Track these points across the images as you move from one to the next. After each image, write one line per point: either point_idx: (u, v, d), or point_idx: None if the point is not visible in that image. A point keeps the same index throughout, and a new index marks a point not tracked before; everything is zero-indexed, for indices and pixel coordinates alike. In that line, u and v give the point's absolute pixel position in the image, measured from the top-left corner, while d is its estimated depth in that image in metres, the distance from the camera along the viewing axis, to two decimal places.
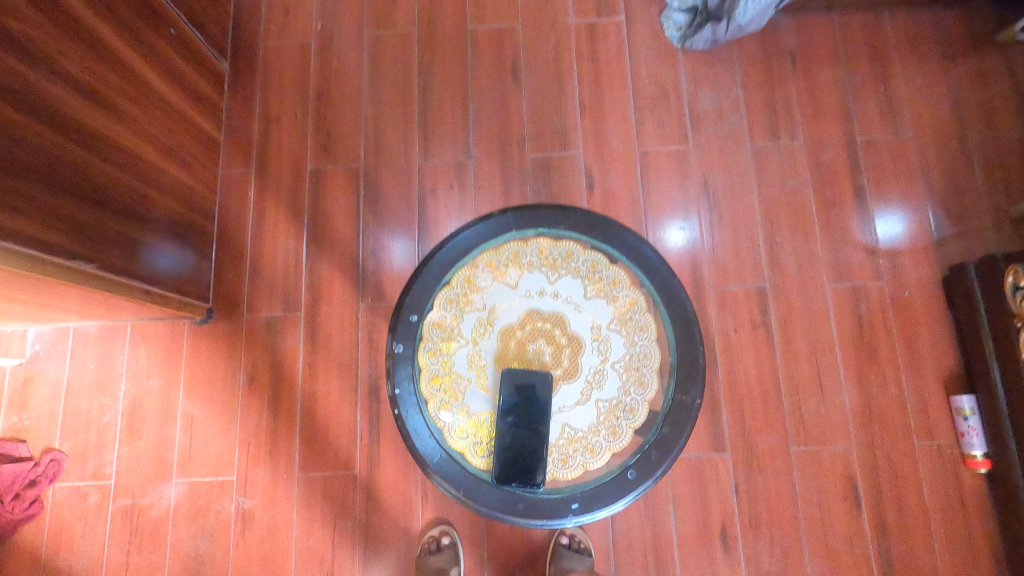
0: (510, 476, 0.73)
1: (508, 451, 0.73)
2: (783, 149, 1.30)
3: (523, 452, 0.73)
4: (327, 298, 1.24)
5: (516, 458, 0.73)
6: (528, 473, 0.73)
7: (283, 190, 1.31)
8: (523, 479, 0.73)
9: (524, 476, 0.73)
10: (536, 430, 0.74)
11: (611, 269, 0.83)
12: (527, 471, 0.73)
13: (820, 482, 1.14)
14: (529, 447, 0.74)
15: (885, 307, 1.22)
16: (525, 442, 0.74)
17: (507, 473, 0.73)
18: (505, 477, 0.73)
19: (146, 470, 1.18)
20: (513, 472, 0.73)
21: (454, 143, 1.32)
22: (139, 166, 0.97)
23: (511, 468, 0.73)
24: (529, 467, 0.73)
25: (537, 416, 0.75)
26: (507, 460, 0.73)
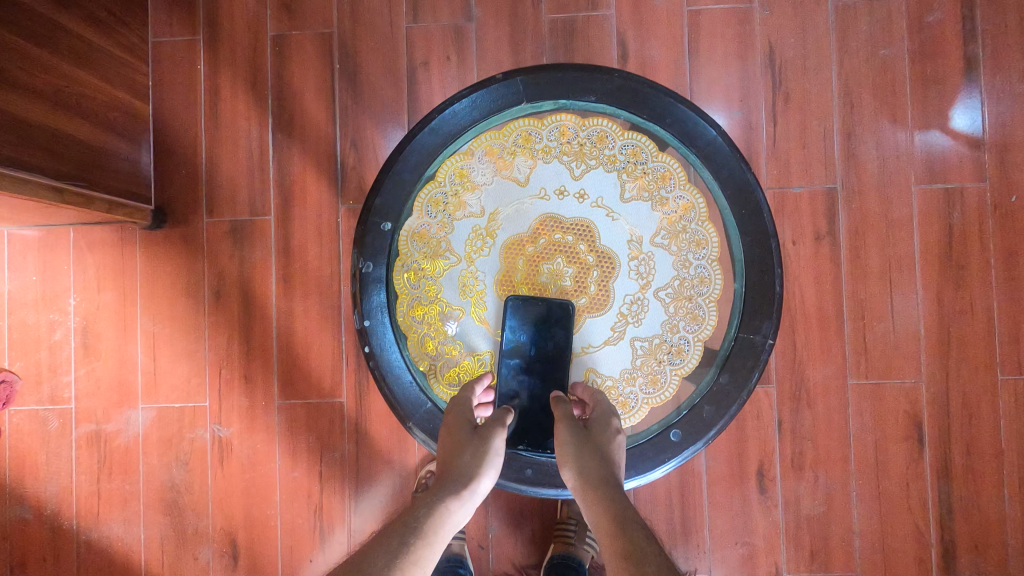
0: (515, 437, 0.62)
1: (513, 406, 0.62)
2: (876, 8, 1.00)
3: (532, 409, 0.62)
4: (300, 198, 1.03)
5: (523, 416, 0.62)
6: (536, 435, 0.62)
7: (239, 63, 1.05)
8: (530, 441, 0.62)
9: (531, 438, 0.62)
10: (549, 384, 0.62)
11: (659, 159, 0.62)
12: (536, 433, 0.62)
13: (879, 420, 0.97)
14: (539, 404, 0.62)
15: (984, 215, 0.98)
16: (535, 398, 0.62)
17: (511, 432, 0.62)
18: (509, 438, 0.62)
19: (108, 394, 1.03)
20: (519, 433, 0.62)
21: (450, 1, 1.03)
22: (28, 22, 0.75)
23: (517, 427, 0.62)
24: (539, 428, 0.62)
25: (551, 368, 0.62)
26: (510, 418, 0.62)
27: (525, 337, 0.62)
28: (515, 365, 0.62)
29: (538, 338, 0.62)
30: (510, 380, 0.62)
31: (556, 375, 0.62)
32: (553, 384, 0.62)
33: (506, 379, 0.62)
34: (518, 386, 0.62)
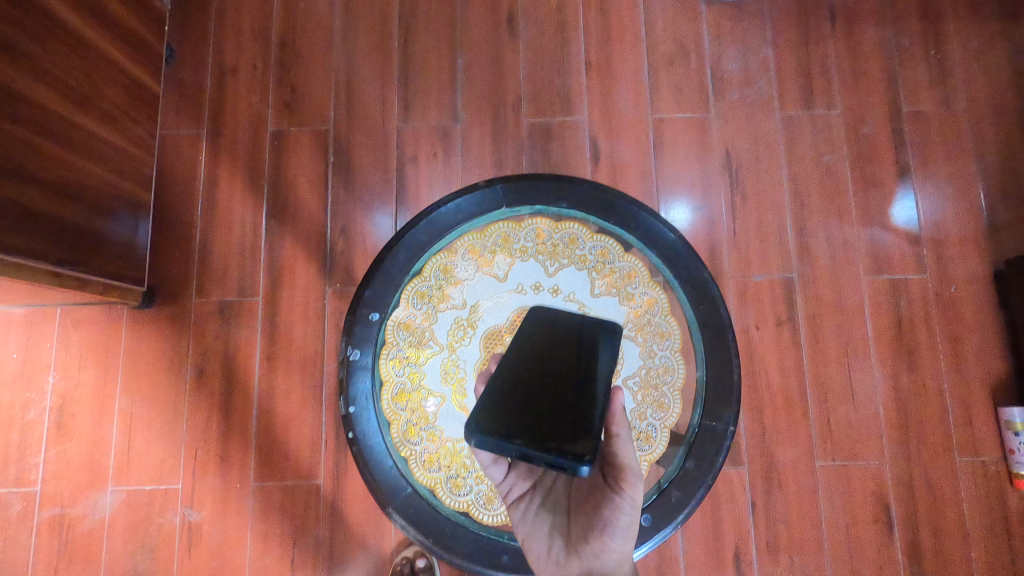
0: (515, 426, 0.51)
1: (520, 392, 0.54)
2: (818, 119, 1.13)
3: (554, 399, 0.53)
4: (289, 280, 1.08)
5: (539, 411, 0.52)
6: (554, 432, 0.51)
7: (239, 154, 1.13)
8: (541, 436, 0.51)
9: (546, 434, 0.51)
10: (584, 377, 0.55)
11: (624, 259, 0.69)
12: (553, 427, 0.51)
13: (849, 502, 0.99)
14: (563, 394, 0.53)
15: (928, 303, 1.06)
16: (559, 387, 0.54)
17: (512, 420, 0.52)
18: (509, 428, 0.51)
19: (77, 476, 1.01)
20: (525, 423, 0.52)
21: (439, 104, 1.14)
22: (44, 119, 0.81)
23: (523, 416, 0.52)
24: (558, 423, 0.52)
25: (587, 359, 0.56)
26: (518, 404, 0.53)
27: (552, 329, 0.58)
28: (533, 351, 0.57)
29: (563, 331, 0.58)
30: (529, 362, 0.56)
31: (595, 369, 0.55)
32: (588, 377, 0.55)
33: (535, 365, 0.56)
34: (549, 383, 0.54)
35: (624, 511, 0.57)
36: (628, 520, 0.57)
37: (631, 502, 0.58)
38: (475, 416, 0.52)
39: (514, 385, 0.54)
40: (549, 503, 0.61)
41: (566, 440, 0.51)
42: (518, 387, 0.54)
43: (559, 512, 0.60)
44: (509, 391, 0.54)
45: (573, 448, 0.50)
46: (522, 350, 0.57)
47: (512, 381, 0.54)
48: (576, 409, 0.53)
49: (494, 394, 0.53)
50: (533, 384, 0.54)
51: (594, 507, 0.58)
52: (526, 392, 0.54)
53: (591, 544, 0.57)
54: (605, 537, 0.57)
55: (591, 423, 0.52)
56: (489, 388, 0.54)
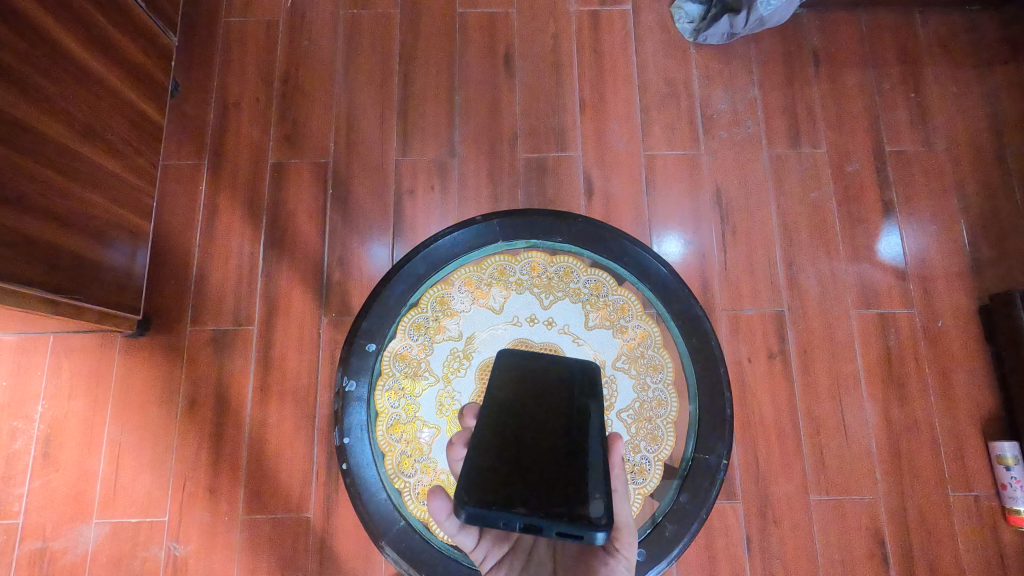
0: (515, 498, 0.51)
1: (508, 457, 0.54)
2: (804, 157, 1.17)
3: (549, 465, 0.54)
4: (285, 310, 1.08)
5: (536, 477, 0.53)
6: (558, 499, 0.52)
7: (240, 186, 1.15)
8: (544, 504, 0.51)
9: (550, 501, 0.51)
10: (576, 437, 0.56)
11: (618, 293, 0.70)
12: (557, 495, 0.52)
13: (844, 538, 0.99)
14: (557, 457, 0.54)
15: (916, 337, 1.08)
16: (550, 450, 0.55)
17: (511, 492, 0.52)
18: (509, 499, 0.51)
19: (61, 507, 0.99)
20: (524, 493, 0.52)
21: (437, 139, 1.17)
22: (48, 149, 0.82)
23: (520, 486, 0.52)
24: (560, 488, 0.52)
25: (575, 415, 0.57)
26: (512, 473, 0.53)
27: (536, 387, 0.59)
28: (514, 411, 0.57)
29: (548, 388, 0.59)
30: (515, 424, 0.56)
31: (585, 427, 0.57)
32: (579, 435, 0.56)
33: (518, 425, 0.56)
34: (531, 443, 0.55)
35: (618, 572, 0.55)
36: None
37: (626, 564, 0.55)
38: (468, 491, 0.52)
39: (503, 452, 0.55)
40: (532, 568, 0.58)
41: (572, 505, 0.51)
42: (507, 453, 0.54)
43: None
44: (500, 459, 0.54)
45: (583, 512, 0.51)
46: (501, 410, 0.57)
47: (496, 445, 0.55)
48: (575, 472, 0.54)
49: (480, 464, 0.54)
50: (525, 449, 0.55)
51: (583, 569, 0.56)
52: (517, 457, 0.54)
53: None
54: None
55: (583, 480, 0.53)
56: (477, 456, 0.54)
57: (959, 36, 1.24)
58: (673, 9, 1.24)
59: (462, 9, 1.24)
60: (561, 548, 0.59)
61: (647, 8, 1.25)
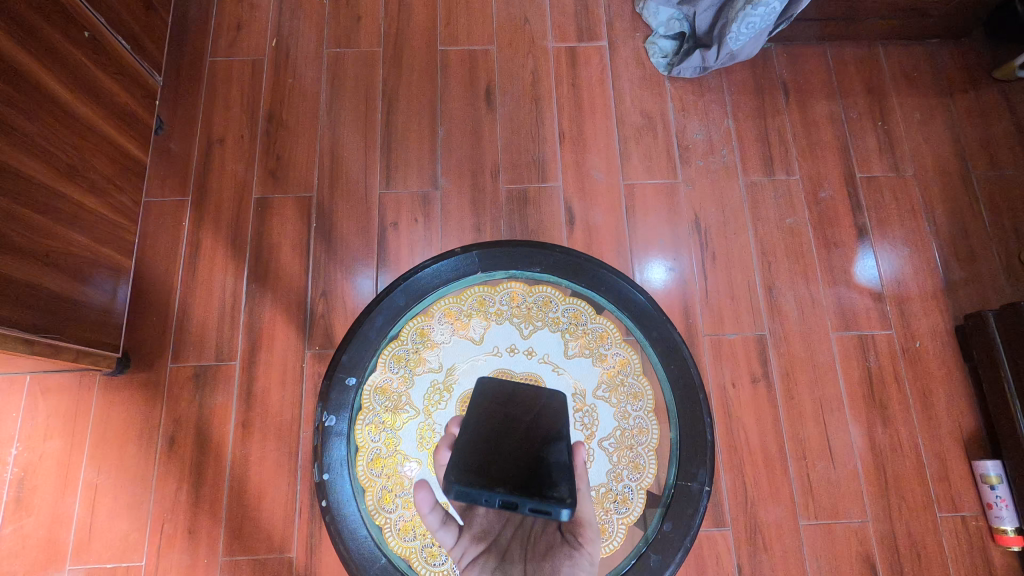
0: (495, 479, 0.54)
1: (490, 442, 0.56)
2: (779, 185, 1.20)
3: (525, 449, 0.56)
4: (268, 344, 1.08)
5: (514, 459, 0.55)
6: (532, 481, 0.54)
7: (223, 221, 1.15)
8: (520, 485, 0.53)
9: (525, 481, 0.54)
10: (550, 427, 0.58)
11: (597, 321, 0.71)
12: (532, 476, 0.54)
13: (835, 563, 0.98)
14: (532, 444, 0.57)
15: (895, 358, 1.09)
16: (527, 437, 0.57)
17: (491, 475, 0.54)
18: (488, 479, 0.54)
19: (32, 554, 0.95)
20: (505, 475, 0.54)
21: (420, 172, 1.18)
22: (30, 189, 0.83)
23: (499, 469, 0.54)
24: (533, 470, 0.55)
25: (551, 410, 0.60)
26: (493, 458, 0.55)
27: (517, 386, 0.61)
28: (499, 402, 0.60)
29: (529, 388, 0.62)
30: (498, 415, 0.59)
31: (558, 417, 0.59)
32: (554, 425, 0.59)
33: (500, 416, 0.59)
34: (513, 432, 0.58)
35: (582, 566, 0.58)
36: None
37: (589, 558, 0.59)
38: (452, 469, 0.54)
39: (485, 438, 0.57)
40: (505, 565, 0.60)
41: (544, 485, 0.54)
42: (488, 440, 0.57)
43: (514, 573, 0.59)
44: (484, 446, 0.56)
45: (552, 492, 0.53)
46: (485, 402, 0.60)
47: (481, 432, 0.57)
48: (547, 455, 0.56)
49: (465, 447, 0.56)
50: (504, 436, 0.57)
51: (551, 563, 0.59)
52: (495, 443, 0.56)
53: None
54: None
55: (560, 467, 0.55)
56: (461, 440, 0.56)
57: (921, 68, 1.29)
58: (647, 45, 1.28)
59: (443, 47, 1.28)
60: (533, 547, 0.61)
61: (623, 43, 1.30)
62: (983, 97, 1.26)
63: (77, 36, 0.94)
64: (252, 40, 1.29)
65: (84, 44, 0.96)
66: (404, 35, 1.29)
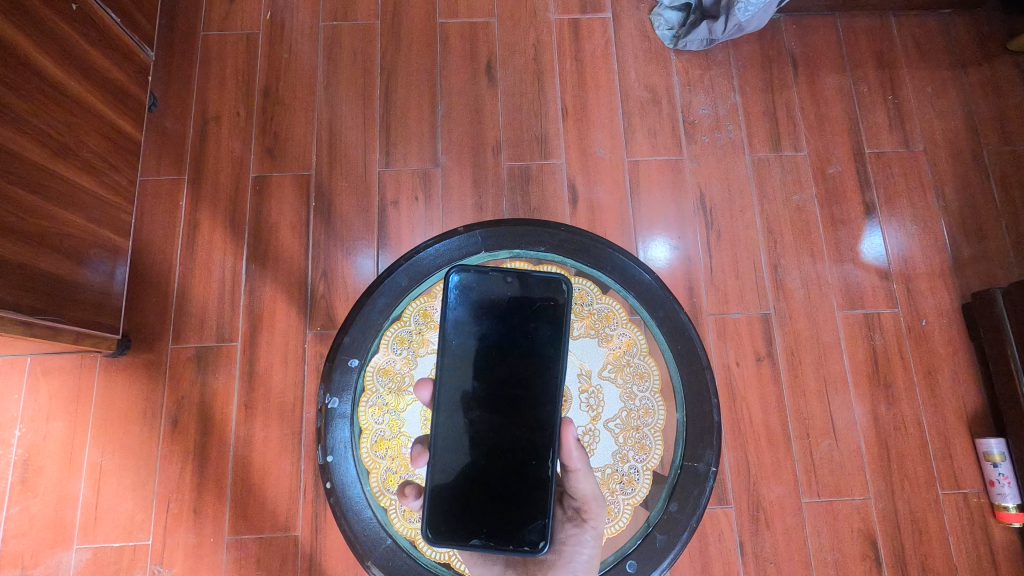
0: (472, 528, 0.56)
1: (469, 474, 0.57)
2: (786, 161, 1.17)
3: (501, 487, 0.56)
4: (268, 325, 1.07)
5: (492, 493, 0.56)
6: (507, 523, 0.56)
7: (221, 200, 1.13)
8: (497, 532, 0.56)
9: (502, 529, 0.56)
10: (529, 438, 0.57)
11: (602, 301, 0.70)
12: (507, 514, 0.56)
13: (836, 538, 0.99)
14: (509, 466, 0.56)
15: (901, 336, 1.09)
16: (504, 451, 0.57)
17: (471, 519, 0.56)
18: (465, 527, 0.56)
19: (40, 534, 0.96)
20: (486, 520, 0.56)
21: (420, 149, 1.16)
22: (25, 170, 0.81)
23: (477, 513, 0.56)
24: (512, 513, 0.56)
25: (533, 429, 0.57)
26: (470, 494, 0.56)
27: (487, 364, 0.58)
28: (479, 399, 0.57)
29: (506, 383, 0.57)
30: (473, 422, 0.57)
31: (536, 415, 0.57)
32: (531, 429, 0.57)
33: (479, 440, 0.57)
34: (488, 462, 0.57)
35: (585, 543, 0.60)
36: (588, 550, 0.60)
37: (593, 533, 0.61)
38: (429, 519, 0.56)
39: (459, 463, 0.57)
40: None
41: (518, 531, 0.56)
42: (466, 462, 0.57)
43: None
44: (461, 472, 0.56)
45: (527, 537, 0.56)
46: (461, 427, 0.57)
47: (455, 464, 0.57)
48: (531, 464, 0.56)
49: (441, 489, 0.56)
50: (482, 452, 0.57)
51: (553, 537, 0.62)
52: (475, 477, 0.56)
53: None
54: (565, 571, 0.59)
55: (536, 507, 0.56)
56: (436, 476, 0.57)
57: (934, 39, 1.25)
58: (652, 17, 1.25)
59: (442, 19, 1.24)
60: None
61: (628, 14, 1.26)
62: (997, 69, 1.23)
63: (66, 10, 0.91)
64: (246, 13, 1.25)
65: (74, 18, 0.93)
66: (402, 8, 1.25)
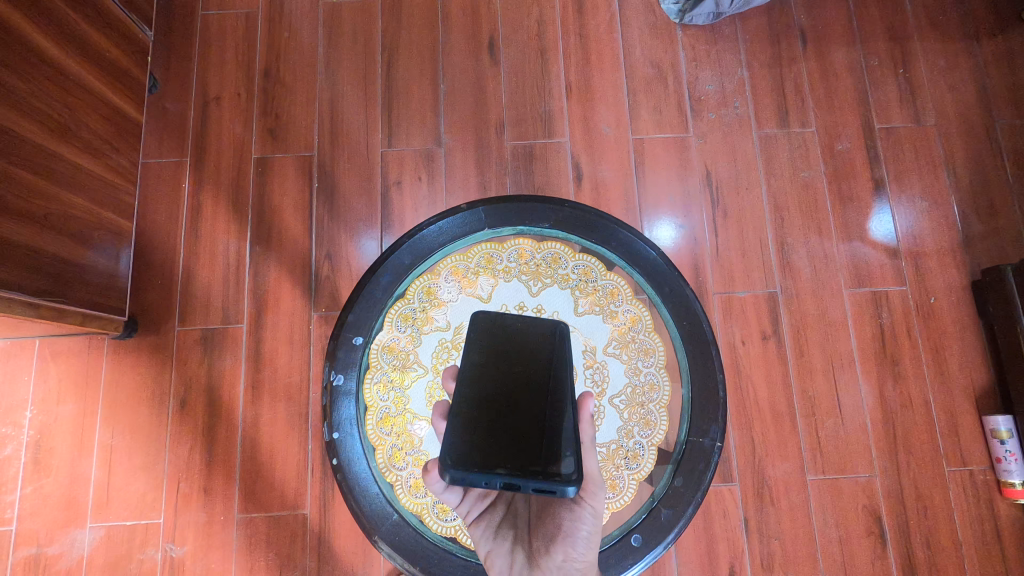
0: (497, 458, 0.52)
1: (493, 408, 0.54)
2: (794, 138, 1.16)
3: (527, 419, 0.54)
4: (273, 306, 1.07)
5: (518, 425, 0.53)
6: (534, 455, 0.52)
7: (223, 182, 1.13)
8: (523, 463, 0.51)
9: (529, 461, 0.52)
10: (552, 374, 0.56)
11: (607, 277, 0.70)
12: (534, 444, 0.52)
13: (841, 515, 0.99)
14: (533, 399, 0.55)
15: (909, 314, 1.08)
16: (525, 389, 0.55)
17: (494, 451, 0.52)
18: (489, 459, 0.52)
19: (54, 513, 0.97)
20: (511, 450, 0.52)
21: (423, 129, 1.15)
22: (24, 150, 0.81)
23: (501, 447, 0.52)
24: (539, 445, 0.52)
25: (556, 366, 0.56)
26: (495, 424, 0.53)
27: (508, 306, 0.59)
28: (504, 340, 0.58)
29: (527, 325, 0.58)
30: (495, 360, 0.57)
31: (557, 355, 0.57)
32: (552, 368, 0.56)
33: (503, 377, 0.56)
34: (512, 398, 0.55)
35: (584, 520, 0.58)
36: (589, 527, 0.58)
37: (590, 512, 0.59)
38: (450, 449, 0.52)
39: (482, 397, 0.55)
40: (510, 518, 0.63)
41: (546, 462, 0.52)
42: (489, 395, 0.55)
43: (520, 527, 0.62)
44: (485, 404, 0.54)
45: (556, 468, 0.51)
46: (486, 364, 0.56)
47: (479, 398, 0.55)
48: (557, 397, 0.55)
49: (464, 420, 0.53)
50: (503, 388, 0.55)
51: (553, 516, 0.60)
52: (498, 411, 0.54)
53: (551, 555, 0.58)
54: (566, 547, 0.58)
55: (563, 438, 0.53)
56: (460, 407, 0.54)
57: (947, 11, 1.22)
58: None
59: None
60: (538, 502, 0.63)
61: None
62: (1012, 41, 1.20)
63: None
64: None
65: None
66: None
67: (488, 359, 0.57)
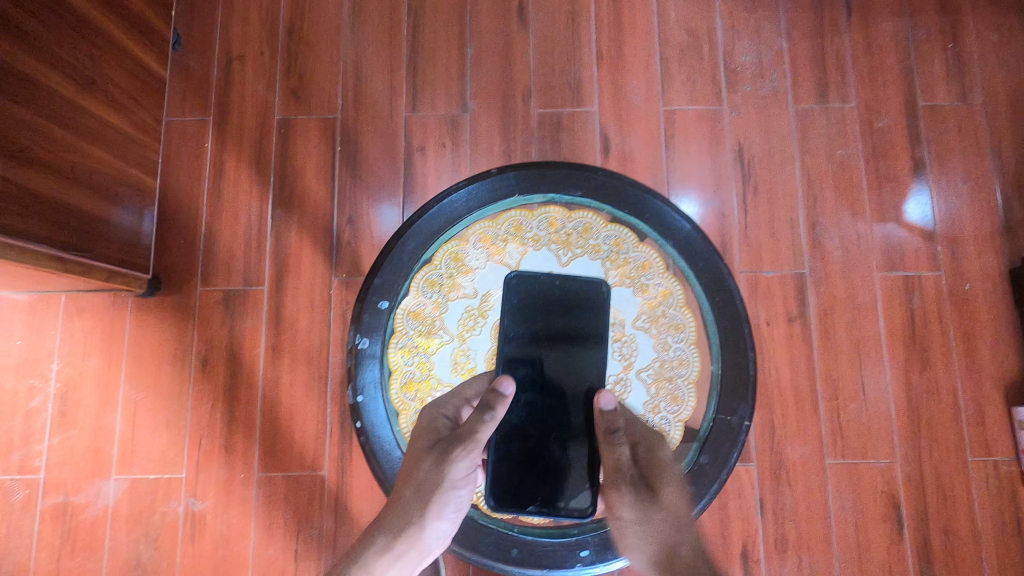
0: (527, 496, 0.57)
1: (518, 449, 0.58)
2: (832, 113, 1.11)
3: (548, 458, 0.58)
4: (294, 270, 1.07)
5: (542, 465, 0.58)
6: (557, 490, 0.58)
7: (246, 143, 1.12)
8: (549, 500, 0.58)
9: (553, 498, 0.58)
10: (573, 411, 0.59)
11: (639, 250, 0.68)
12: (557, 481, 0.58)
13: (858, 500, 0.98)
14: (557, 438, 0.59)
15: (940, 301, 1.05)
16: (549, 426, 0.59)
17: (524, 488, 0.58)
18: (519, 498, 0.57)
19: (81, 464, 1.00)
20: (537, 488, 0.58)
21: (448, 94, 1.12)
22: (51, 103, 0.80)
23: (528, 484, 0.58)
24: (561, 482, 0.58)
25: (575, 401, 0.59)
26: (521, 463, 0.58)
27: (528, 343, 0.60)
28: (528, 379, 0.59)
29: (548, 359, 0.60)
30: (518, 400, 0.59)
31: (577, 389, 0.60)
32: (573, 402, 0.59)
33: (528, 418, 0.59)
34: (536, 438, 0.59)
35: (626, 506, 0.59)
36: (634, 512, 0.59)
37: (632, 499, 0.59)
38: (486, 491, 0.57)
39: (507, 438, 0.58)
40: None
41: (567, 499, 0.58)
42: (516, 437, 0.58)
43: None
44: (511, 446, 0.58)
45: (576, 505, 0.58)
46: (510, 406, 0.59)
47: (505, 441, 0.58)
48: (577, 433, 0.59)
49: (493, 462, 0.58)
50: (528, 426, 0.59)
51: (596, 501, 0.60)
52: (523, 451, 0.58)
53: None
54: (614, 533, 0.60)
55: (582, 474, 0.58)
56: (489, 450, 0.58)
57: None
58: None
59: None
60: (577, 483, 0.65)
61: None
62: None
63: None
64: None
65: None
66: None
67: (519, 396, 0.59)
